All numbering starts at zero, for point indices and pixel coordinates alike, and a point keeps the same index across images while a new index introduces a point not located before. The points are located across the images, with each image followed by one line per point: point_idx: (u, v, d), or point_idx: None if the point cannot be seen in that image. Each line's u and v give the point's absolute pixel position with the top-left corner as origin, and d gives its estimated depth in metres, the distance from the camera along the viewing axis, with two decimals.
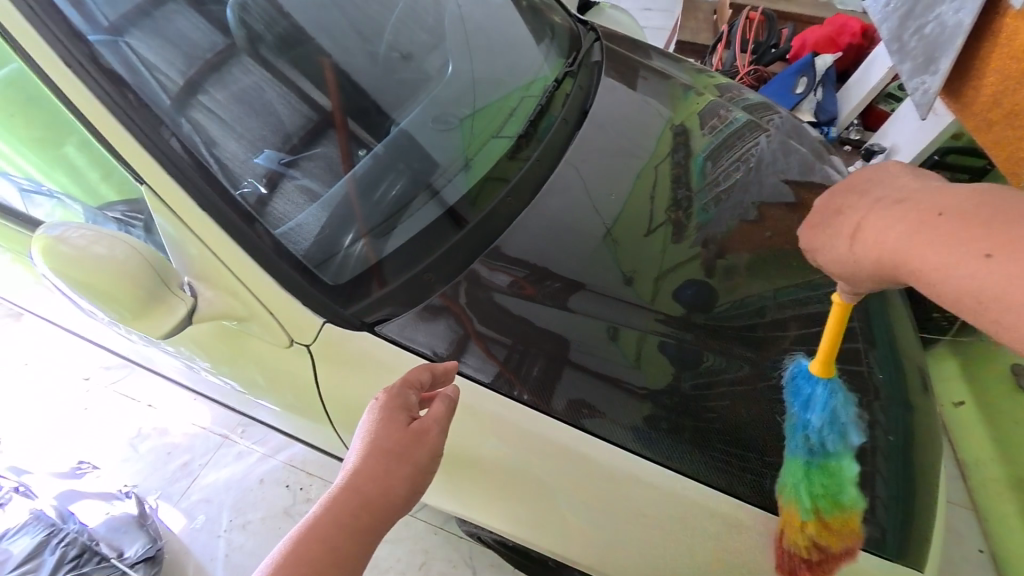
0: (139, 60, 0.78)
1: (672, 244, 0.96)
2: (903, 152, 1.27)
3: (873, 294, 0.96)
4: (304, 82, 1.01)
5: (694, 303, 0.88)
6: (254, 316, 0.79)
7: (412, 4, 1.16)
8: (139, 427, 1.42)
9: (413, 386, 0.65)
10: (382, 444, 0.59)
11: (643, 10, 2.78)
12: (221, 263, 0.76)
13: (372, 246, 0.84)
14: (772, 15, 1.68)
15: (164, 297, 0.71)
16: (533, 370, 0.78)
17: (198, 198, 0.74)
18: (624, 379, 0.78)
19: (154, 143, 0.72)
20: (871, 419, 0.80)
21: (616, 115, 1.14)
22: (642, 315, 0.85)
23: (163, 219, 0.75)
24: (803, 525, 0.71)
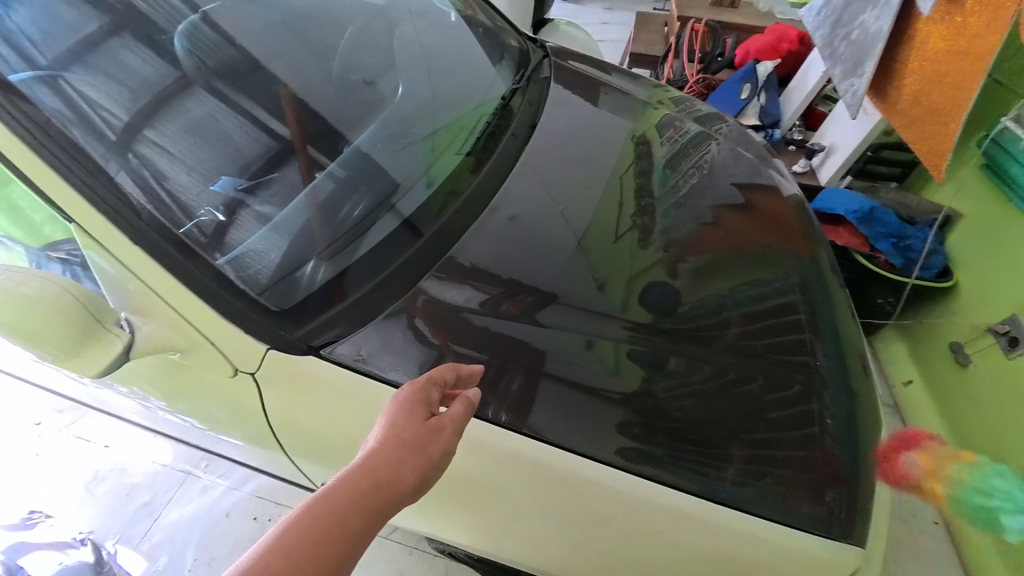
0: (74, 97, 0.77)
1: (639, 250, 0.99)
2: (842, 150, 1.35)
3: (817, 285, 1.02)
4: (260, 112, 1.02)
5: (663, 305, 0.91)
6: (196, 347, 0.76)
7: (364, 30, 1.19)
8: (96, 469, 1.36)
9: (436, 383, 0.66)
10: (400, 434, 0.59)
11: (602, 24, 2.92)
12: (160, 298, 0.73)
13: (334, 271, 0.84)
14: (717, 27, 1.80)
15: (97, 334, 0.70)
16: (512, 385, 0.79)
17: (125, 225, 0.71)
18: (596, 386, 0.80)
19: (80, 178, 0.69)
20: (820, 405, 0.84)
21: (570, 127, 1.17)
22: (615, 325, 0.87)
23: (94, 255, 0.72)
24: (758, 507, 0.75)
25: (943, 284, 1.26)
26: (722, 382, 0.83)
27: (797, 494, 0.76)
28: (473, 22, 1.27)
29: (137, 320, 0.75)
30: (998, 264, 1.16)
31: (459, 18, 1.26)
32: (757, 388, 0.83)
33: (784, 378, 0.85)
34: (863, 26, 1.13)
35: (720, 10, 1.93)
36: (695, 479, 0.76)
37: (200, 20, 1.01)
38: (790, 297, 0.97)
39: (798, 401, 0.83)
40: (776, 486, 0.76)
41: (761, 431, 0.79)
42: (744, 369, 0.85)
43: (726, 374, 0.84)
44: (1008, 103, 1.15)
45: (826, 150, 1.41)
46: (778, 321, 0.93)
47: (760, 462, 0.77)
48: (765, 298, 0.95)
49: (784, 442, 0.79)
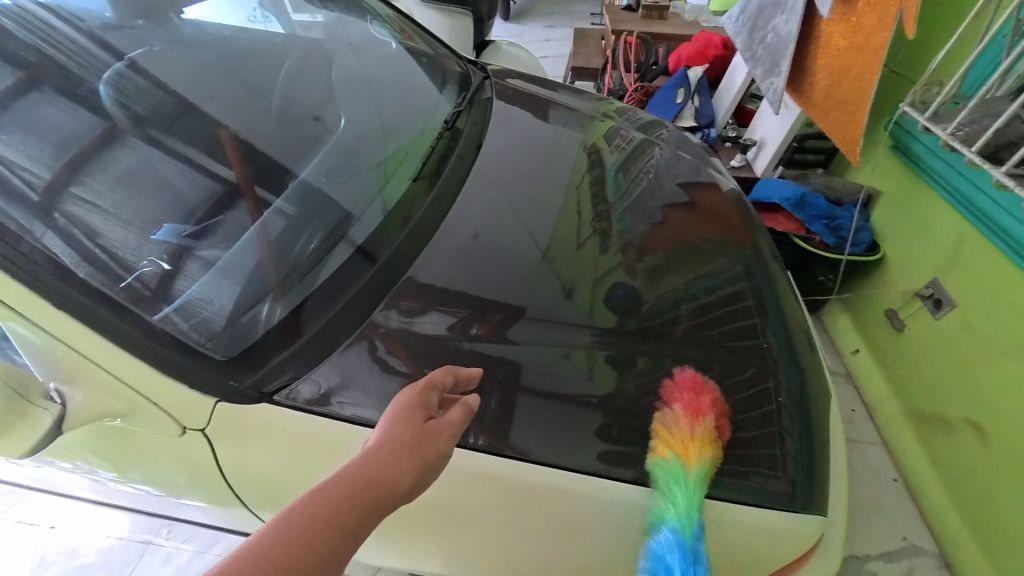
0: None
1: (601, 255, 1.02)
2: (772, 143, 1.44)
3: (760, 269, 1.08)
4: (200, 156, 1.01)
5: (627, 305, 0.94)
6: (137, 409, 0.70)
7: (299, 65, 1.20)
8: (41, 554, 1.25)
9: (436, 387, 0.66)
10: (399, 434, 0.59)
11: (545, 41, 3.05)
12: (93, 363, 0.67)
13: (291, 313, 0.82)
14: (648, 38, 1.89)
15: (20, 409, 0.65)
16: (490, 406, 0.79)
17: (44, 288, 0.65)
18: (574, 394, 0.81)
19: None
20: (776, 383, 0.89)
21: (512, 143, 1.19)
22: (583, 333, 0.89)
23: (9, 325, 0.66)
24: (729, 490, 0.77)
25: (872, 257, 1.35)
26: (685, 374, 0.86)
27: (763, 472, 0.80)
28: (413, 50, 1.30)
29: (68, 390, 0.69)
30: (916, 234, 1.26)
31: (401, 46, 1.28)
32: (717, 376, 0.87)
33: (740, 362, 0.89)
34: (776, 30, 1.24)
35: (651, 22, 2.04)
36: None
37: (126, 67, 1.01)
38: (738, 284, 1.02)
39: (754, 382, 0.88)
40: (744, 468, 0.79)
41: (724, 416, 0.83)
42: (700, 360, 0.88)
43: (684, 365, 0.87)
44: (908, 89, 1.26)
45: (759, 143, 1.50)
46: (730, 308, 0.98)
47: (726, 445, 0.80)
48: (716, 288, 1.00)
49: (744, 424, 0.83)
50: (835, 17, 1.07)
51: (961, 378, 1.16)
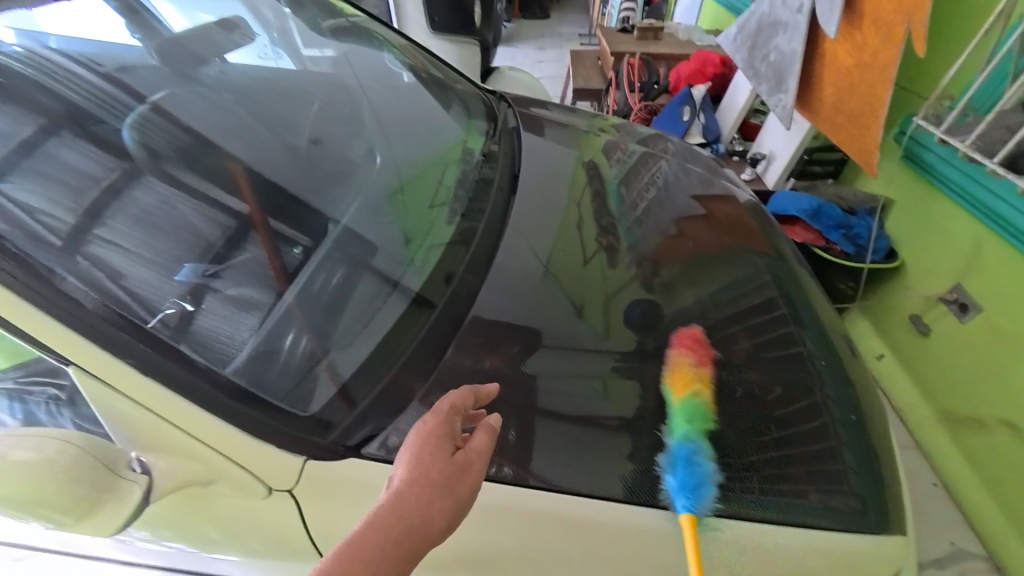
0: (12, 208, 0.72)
1: (607, 270, 1.02)
2: (781, 157, 1.51)
3: (788, 279, 1.09)
4: (216, 192, 0.97)
5: (644, 322, 0.93)
6: (219, 475, 0.69)
7: (328, 103, 1.22)
8: None
9: (458, 414, 0.66)
10: (428, 472, 0.59)
11: (538, 63, 3.16)
12: (173, 425, 0.66)
13: (316, 341, 0.80)
14: (649, 59, 1.94)
15: (109, 483, 0.64)
16: (510, 437, 0.77)
17: (110, 347, 0.65)
18: (591, 416, 0.80)
19: (44, 299, 0.64)
20: (823, 396, 0.89)
21: (537, 167, 1.19)
22: (604, 359, 0.87)
23: (96, 397, 0.65)
24: (761, 510, 0.76)
25: (891, 265, 1.38)
26: (731, 389, 0.86)
27: (826, 489, 0.79)
28: (428, 78, 1.31)
29: (150, 458, 0.67)
30: (931, 245, 1.32)
31: (412, 77, 1.30)
32: (767, 396, 0.86)
33: (787, 378, 0.90)
34: (778, 49, 1.31)
35: (647, 43, 2.11)
36: (735, 498, 0.76)
37: (149, 110, 0.98)
38: (770, 294, 1.03)
39: (803, 396, 0.88)
40: (802, 486, 0.79)
41: (775, 430, 0.82)
42: (750, 377, 0.88)
43: (729, 381, 0.87)
44: (919, 103, 1.32)
45: (767, 158, 1.56)
46: (761, 319, 0.98)
47: (753, 467, 0.78)
48: (737, 297, 1.01)
49: (797, 439, 0.82)
50: (841, 37, 1.16)
51: (997, 379, 1.18)
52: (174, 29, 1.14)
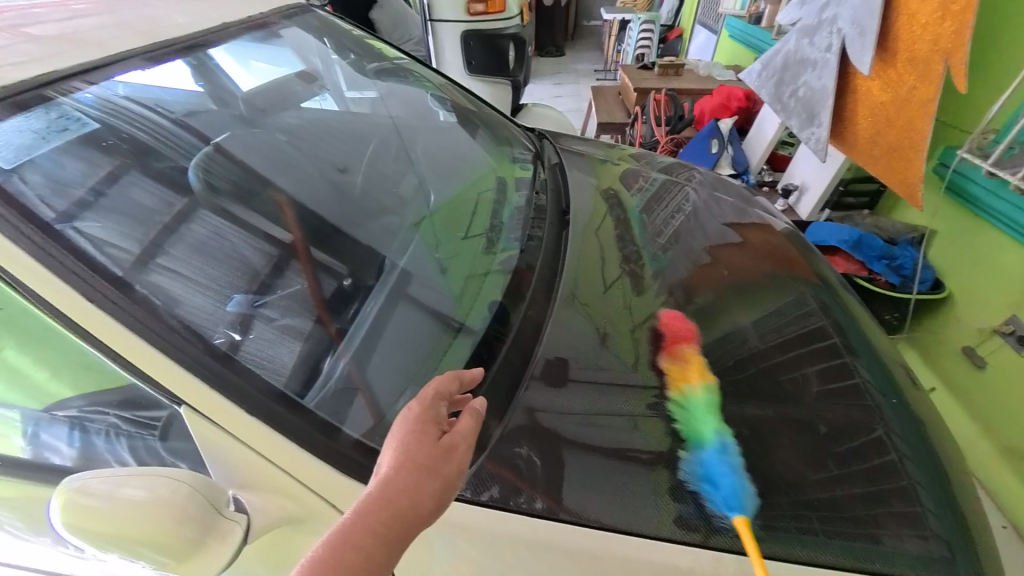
0: (86, 239, 0.67)
1: (630, 298, 1.01)
2: (815, 188, 1.61)
3: (834, 303, 1.08)
4: (259, 221, 0.99)
5: (679, 352, 0.92)
6: (314, 514, 0.65)
7: (381, 146, 1.29)
8: None
9: (443, 399, 0.63)
10: (414, 457, 0.56)
11: (555, 97, 3.32)
12: (268, 461, 0.63)
13: (354, 364, 0.80)
14: (674, 94, 2.02)
15: (217, 526, 0.53)
16: (535, 466, 0.72)
17: (203, 371, 0.63)
18: (630, 449, 0.76)
19: (131, 316, 0.61)
20: (886, 429, 0.86)
21: (577, 197, 1.21)
22: (639, 395, 0.84)
23: (202, 436, 0.63)
24: (824, 552, 0.71)
25: (939, 296, 1.40)
26: (792, 421, 0.83)
27: (909, 533, 0.75)
28: (462, 115, 1.38)
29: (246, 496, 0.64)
30: (980, 274, 1.33)
31: (450, 116, 1.38)
32: (827, 431, 0.83)
33: (848, 412, 0.87)
34: (807, 84, 1.39)
35: (669, 79, 2.21)
36: (820, 542, 0.71)
37: (213, 151, 1.02)
38: (819, 321, 1.02)
39: (864, 429, 0.85)
40: (880, 529, 0.74)
41: (835, 466, 0.78)
42: (813, 413, 0.85)
43: (790, 413, 0.84)
44: (965, 137, 1.36)
45: (800, 188, 1.67)
46: (812, 348, 0.96)
47: (811, 504, 0.74)
48: (778, 322, 1.00)
49: (863, 476, 0.79)
50: (874, 74, 1.26)
51: None
52: (243, 87, 1.17)
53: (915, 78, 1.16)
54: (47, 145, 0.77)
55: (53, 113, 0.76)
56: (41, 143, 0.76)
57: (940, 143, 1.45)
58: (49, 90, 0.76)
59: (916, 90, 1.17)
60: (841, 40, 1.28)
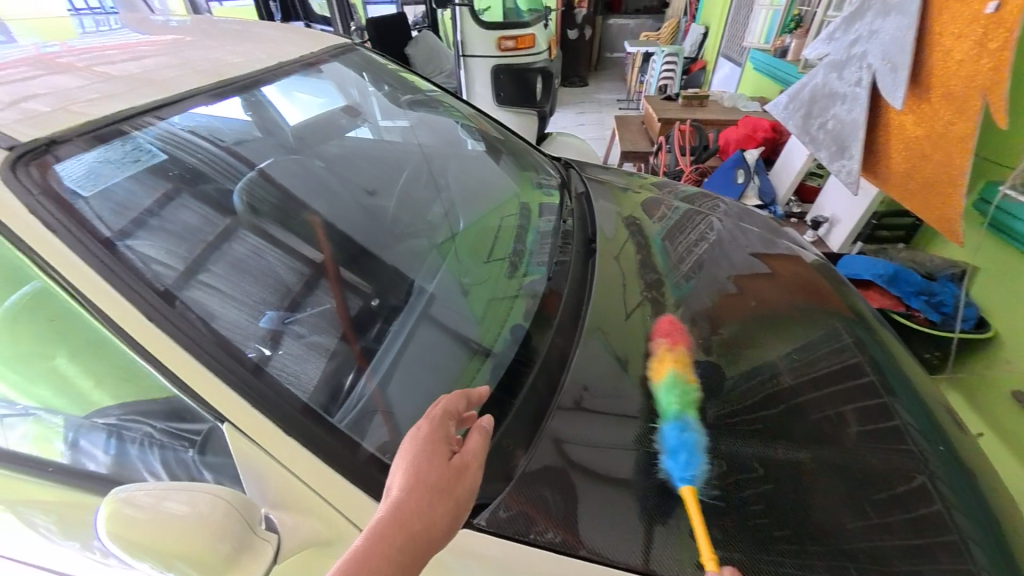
0: (142, 257, 0.72)
1: (652, 326, 1.00)
2: (845, 220, 1.59)
3: (870, 340, 1.03)
4: (295, 241, 1.03)
5: (706, 383, 0.89)
6: (342, 537, 0.63)
7: (412, 173, 1.35)
8: None
9: (452, 417, 0.60)
10: (426, 478, 0.53)
11: (578, 125, 3.40)
12: (300, 481, 0.63)
13: (376, 384, 0.81)
14: (698, 125, 2.05)
15: (250, 546, 0.54)
16: (553, 498, 0.70)
17: (243, 388, 0.63)
18: (657, 483, 0.74)
19: (188, 338, 0.63)
20: (929, 474, 0.81)
21: (601, 224, 1.22)
22: (663, 429, 0.81)
23: (241, 453, 0.62)
24: None
25: (985, 335, 1.33)
26: (829, 463, 0.78)
27: None
28: (490, 144, 1.43)
29: (278, 516, 0.63)
30: None
31: (478, 144, 1.42)
32: (867, 474, 0.78)
33: (890, 455, 0.81)
34: (837, 117, 1.39)
35: (693, 109, 2.24)
36: None
37: (257, 175, 1.08)
38: (855, 357, 0.97)
39: (905, 474, 0.79)
40: None
41: (873, 514, 0.73)
42: (852, 455, 0.80)
43: (827, 454, 0.79)
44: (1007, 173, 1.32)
45: (830, 221, 1.64)
46: (847, 385, 0.91)
47: (852, 555, 0.69)
48: (808, 356, 0.96)
49: (908, 526, 0.73)
50: (907, 109, 1.25)
51: None
52: (291, 122, 1.27)
53: (952, 113, 1.15)
54: (124, 172, 0.82)
55: (129, 145, 0.82)
56: (120, 172, 0.81)
57: (981, 178, 1.41)
58: (125, 125, 0.82)
59: (954, 126, 1.15)
60: (871, 75, 1.27)
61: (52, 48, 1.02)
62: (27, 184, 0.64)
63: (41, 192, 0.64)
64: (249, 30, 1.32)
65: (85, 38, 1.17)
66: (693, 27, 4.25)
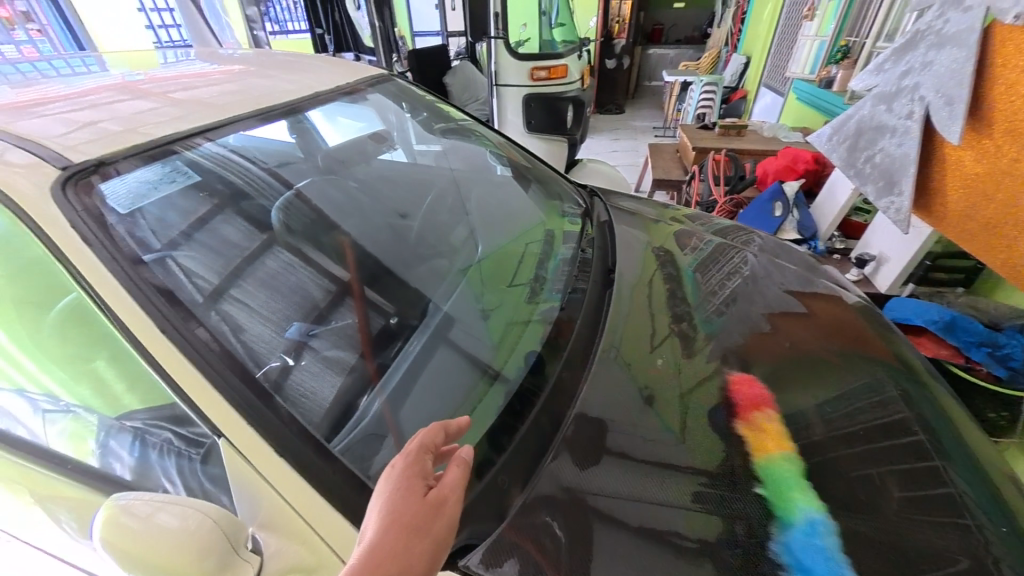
0: (177, 271, 0.76)
1: (681, 361, 0.95)
2: (894, 260, 1.48)
3: (919, 394, 0.93)
4: (324, 260, 1.08)
5: (733, 428, 0.83)
6: (326, 568, 0.61)
7: (439, 197, 1.38)
8: None
9: (429, 450, 0.60)
10: (401, 515, 0.51)
11: (612, 152, 3.42)
12: (289, 504, 0.61)
13: (387, 404, 0.82)
14: (734, 155, 2.01)
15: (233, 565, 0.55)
16: (554, 547, 0.65)
17: (244, 407, 0.62)
18: (673, 533, 0.69)
19: (199, 353, 0.63)
20: (991, 554, 0.70)
21: (624, 254, 1.19)
22: (681, 479, 0.75)
23: (235, 469, 0.62)
24: None
25: None
26: (870, 534, 0.69)
27: None
28: (517, 170, 1.45)
29: (264, 535, 0.62)
30: None
31: (506, 170, 1.45)
32: (914, 551, 0.68)
33: (942, 530, 0.71)
34: (884, 151, 1.32)
35: (730, 139, 2.21)
36: None
37: (293, 196, 1.12)
38: (899, 412, 0.88)
39: (961, 553, 0.69)
40: None
41: None
42: (896, 528, 0.70)
43: (867, 525, 0.70)
44: None
45: (877, 259, 1.54)
46: (890, 444, 0.82)
47: None
48: (847, 407, 0.88)
49: None
50: (965, 144, 1.16)
51: None
52: (328, 143, 1.31)
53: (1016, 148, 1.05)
54: (152, 195, 0.83)
55: (170, 166, 0.85)
56: (149, 194, 0.83)
57: None
58: (178, 145, 0.86)
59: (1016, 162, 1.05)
60: (924, 108, 1.20)
61: (134, 77, 1.14)
62: (72, 201, 0.66)
63: (81, 205, 0.67)
64: (301, 61, 1.43)
65: (162, 68, 1.31)
66: (735, 57, 4.22)
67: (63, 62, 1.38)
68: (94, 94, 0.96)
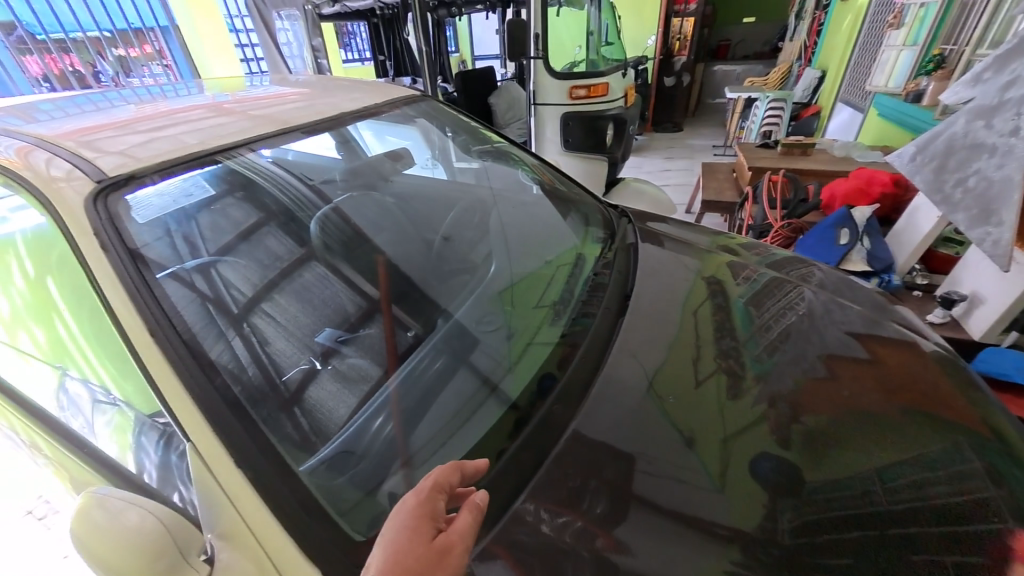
0: (217, 280, 0.90)
1: (728, 404, 0.84)
2: (994, 302, 1.23)
3: (1012, 471, 0.75)
4: (358, 278, 1.13)
5: (779, 485, 0.72)
6: None
7: (467, 215, 1.41)
8: None
9: (442, 490, 0.57)
10: (402, 559, 0.48)
11: (664, 171, 3.30)
12: (242, 518, 0.61)
13: (399, 429, 0.80)
14: (794, 175, 1.84)
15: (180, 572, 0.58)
16: None
17: (215, 418, 0.64)
18: None
19: (180, 360, 0.65)
20: None
21: (652, 283, 1.11)
22: (684, 540, 0.66)
23: (198, 476, 0.63)
24: None
25: None
26: None
27: None
28: (552, 192, 1.43)
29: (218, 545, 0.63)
30: None
31: (540, 190, 1.43)
32: None
33: None
34: (981, 173, 1.13)
35: (793, 158, 2.03)
36: None
37: (332, 212, 1.17)
38: (981, 491, 0.71)
39: None
40: None
41: None
42: None
43: None
44: None
45: (970, 298, 1.30)
46: (960, 528, 0.67)
47: None
48: (912, 478, 0.73)
49: None
50: None
51: None
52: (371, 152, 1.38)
53: None
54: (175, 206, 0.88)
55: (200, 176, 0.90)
56: (171, 206, 0.88)
57: None
58: (218, 156, 0.92)
59: None
60: None
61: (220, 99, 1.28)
62: (101, 210, 0.72)
63: (108, 214, 0.72)
64: (357, 85, 1.54)
65: (245, 91, 1.47)
66: (808, 73, 3.92)
67: (170, 88, 1.60)
68: (174, 113, 1.08)
